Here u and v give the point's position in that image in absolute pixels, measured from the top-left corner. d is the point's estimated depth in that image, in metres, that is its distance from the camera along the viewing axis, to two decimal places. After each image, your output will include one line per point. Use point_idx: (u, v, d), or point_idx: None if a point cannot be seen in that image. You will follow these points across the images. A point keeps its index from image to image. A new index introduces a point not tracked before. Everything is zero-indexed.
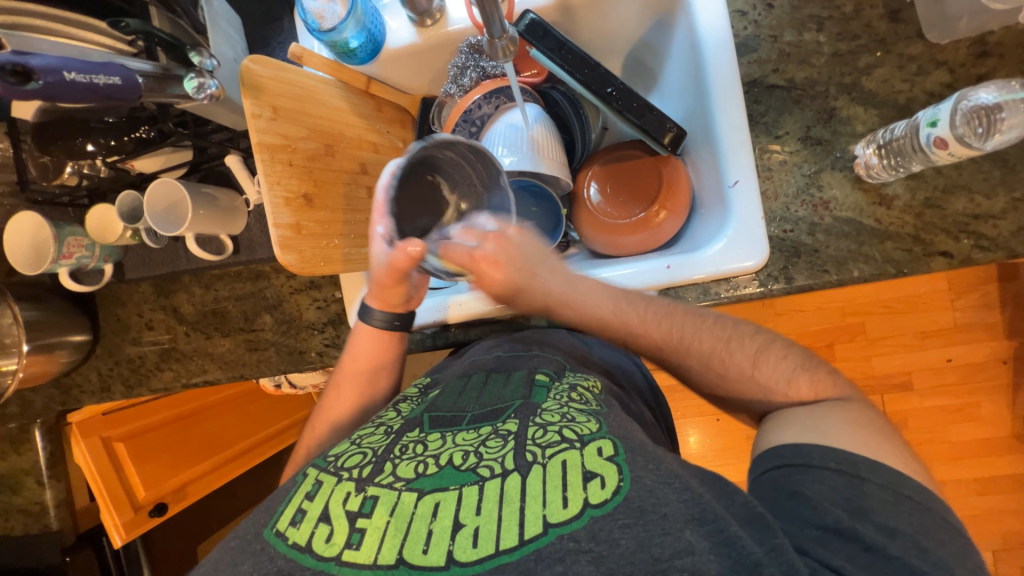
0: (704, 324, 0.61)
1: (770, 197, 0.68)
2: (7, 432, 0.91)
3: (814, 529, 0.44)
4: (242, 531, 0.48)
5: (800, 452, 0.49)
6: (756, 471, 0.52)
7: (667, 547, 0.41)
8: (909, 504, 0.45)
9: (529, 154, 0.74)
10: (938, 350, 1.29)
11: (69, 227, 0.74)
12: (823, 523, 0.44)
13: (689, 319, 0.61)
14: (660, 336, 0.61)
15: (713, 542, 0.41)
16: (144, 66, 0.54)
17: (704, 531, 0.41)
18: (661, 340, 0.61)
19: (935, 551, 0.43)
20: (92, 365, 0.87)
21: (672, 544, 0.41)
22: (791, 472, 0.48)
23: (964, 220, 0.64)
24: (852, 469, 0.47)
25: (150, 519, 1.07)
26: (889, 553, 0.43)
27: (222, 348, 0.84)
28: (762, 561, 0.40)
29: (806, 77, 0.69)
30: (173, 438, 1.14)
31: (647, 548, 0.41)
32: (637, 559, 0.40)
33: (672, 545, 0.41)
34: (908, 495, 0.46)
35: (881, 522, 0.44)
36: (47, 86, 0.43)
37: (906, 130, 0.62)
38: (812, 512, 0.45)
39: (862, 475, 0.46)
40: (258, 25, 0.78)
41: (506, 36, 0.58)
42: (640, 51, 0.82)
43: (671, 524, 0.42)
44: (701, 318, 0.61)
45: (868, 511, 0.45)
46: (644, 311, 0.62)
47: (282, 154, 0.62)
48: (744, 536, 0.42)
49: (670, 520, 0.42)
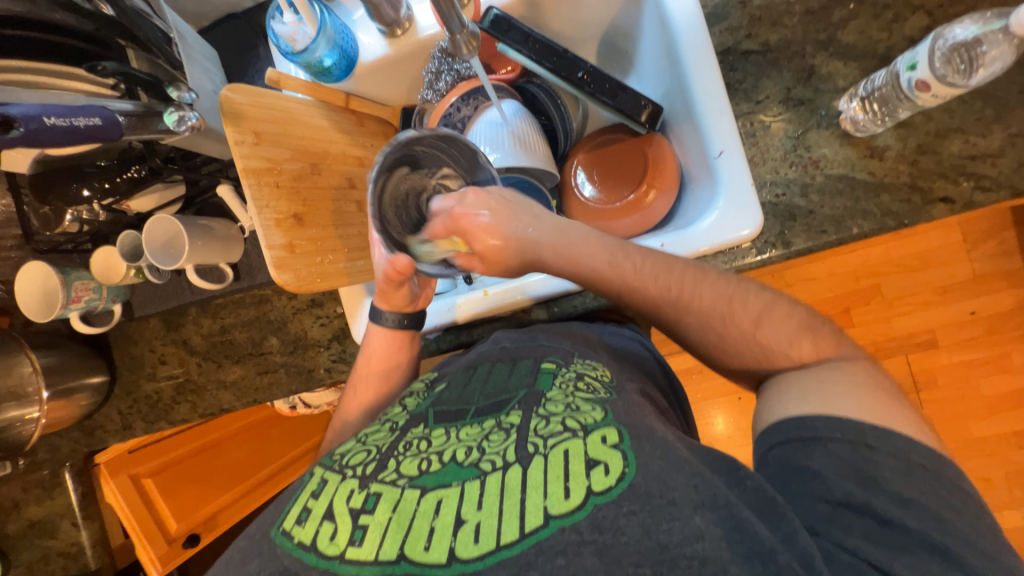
0: (709, 284, 0.58)
1: (757, 163, 0.67)
2: (39, 478, 0.93)
3: (826, 504, 0.44)
4: (250, 531, 0.49)
5: (805, 426, 0.47)
6: (762, 448, 0.50)
7: (675, 533, 0.40)
8: (925, 472, 0.44)
9: (512, 149, 0.74)
10: (959, 303, 1.25)
11: (75, 272, 0.76)
12: (834, 498, 0.44)
13: (690, 275, 0.58)
14: (658, 291, 0.58)
15: (724, 528, 0.40)
16: (126, 105, 0.56)
17: (715, 517, 0.41)
18: (663, 297, 0.58)
19: (959, 524, 0.42)
20: (112, 405, 0.89)
21: (681, 530, 0.40)
22: (798, 447, 0.47)
23: (962, 162, 0.62)
24: (859, 438, 0.45)
25: (185, 549, 1.11)
26: (908, 527, 0.41)
27: (234, 375, 0.85)
28: (775, 546, 0.40)
29: (780, 38, 0.68)
30: (198, 469, 1.15)
31: (653, 535, 0.40)
32: (644, 546, 0.39)
33: (681, 531, 0.40)
34: (925, 460, 0.44)
35: (898, 495, 0.43)
36: (29, 132, 0.45)
37: (886, 79, 0.61)
38: (823, 486, 0.45)
39: (871, 444, 0.45)
40: (235, 57, 0.80)
41: (465, 31, 0.59)
42: (612, 34, 0.81)
43: (680, 509, 0.41)
44: (701, 273, 0.58)
45: (880, 483, 0.43)
46: (656, 281, 0.58)
47: (267, 177, 0.63)
48: (755, 520, 0.41)
49: (678, 506, 0.41)
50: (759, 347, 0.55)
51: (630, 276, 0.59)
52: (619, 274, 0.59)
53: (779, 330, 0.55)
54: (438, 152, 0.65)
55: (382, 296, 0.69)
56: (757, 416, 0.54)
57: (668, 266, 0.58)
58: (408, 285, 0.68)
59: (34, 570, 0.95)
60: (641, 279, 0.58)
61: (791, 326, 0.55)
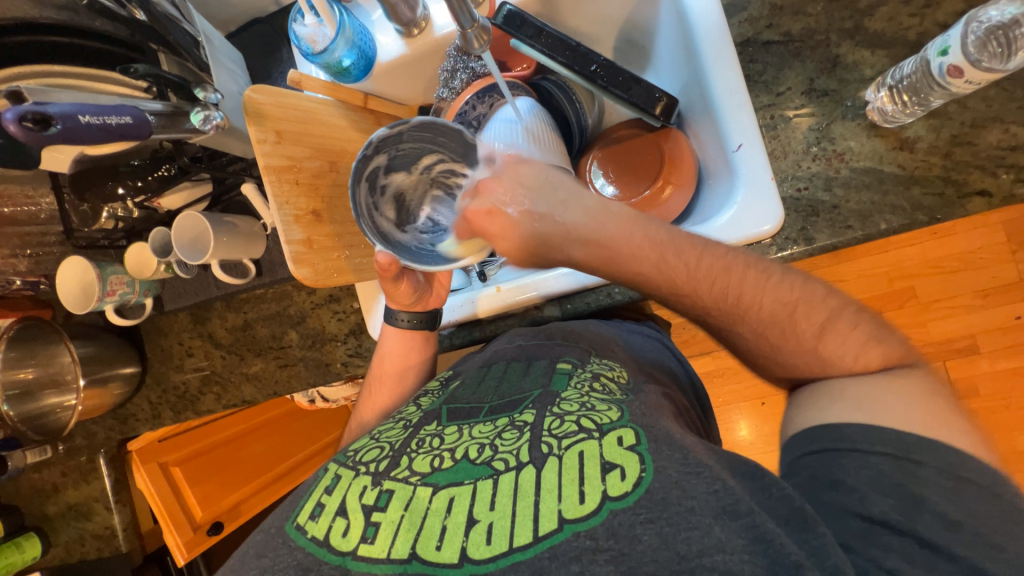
0: (766, 282, 0.52)
1: (778, 156, 0.65)
2: (76, 463, 0.98)
3: (860, 520, 0.41)
4: (267, 525, 0.50)
5: (840, 435, 0.46)
6: (793, 456, 0.49)
7: (694, 543, 0.39)
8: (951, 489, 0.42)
9: (525, 144, 0.73)
10: (1003, 307, 1.18)
11: (110, 266, 0.79)
12: (870, 514, 0.41)
13: (748, 273, 0.52)
14: (711, 295, 0.53)
15: (747, 539, 0.39)
16: (156, 106, 0.59)
17: (737, 528, 0.39)
18: (714, 293, 0.53)
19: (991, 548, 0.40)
20: (143, 395, 0.93)
21: (700, 540, 0.39)
22: (831, 458, 0.46)
23: (1000, 153, 0.59)
24: (902, 452, 0.43)
25: (209, 537, 1.14)
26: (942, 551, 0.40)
27: (255, 367, 0.88)
28: (803, 562, 0.37)
29: (803, 28, 0.65)
30: (223, 459, 1.19)
31: (671, 544, 0.39)
32: (661, 556, 0.39)
33: (700, 541, 0.39)
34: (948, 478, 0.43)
35: (925, 509, 0.41)
36: (66, 129, 0.48)
37: (915, 67, 0.59)
38: (856, 501, 0.43)
39: (877, 459, 0.44)
40: (261, 60, 0.83)
41: (476, 25, 0.59)
42: (629, 30, 0.80)
43: (700, 518, 0.40)
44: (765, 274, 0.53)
45: (901, 497, 0.42)
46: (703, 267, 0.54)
47: (287, 174, 0.65)
48: (782, 535, 0.39)
49: (698, 514, 0.40)
50: (791, 339, 0.52)
51: (698, 262, 0.53)
52: (667, 276, 0.54)
53: (832, 333, 0.50)
54: (426, 143, 0.62)
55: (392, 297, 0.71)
56: (788, 424, 0.52)
57: (726, 262, 0.53)
58: (407, 281, 0.69)
59: (70, 551, 1.00)
60: (692, 283, 0.53)
61: (849, 330, 0.51)
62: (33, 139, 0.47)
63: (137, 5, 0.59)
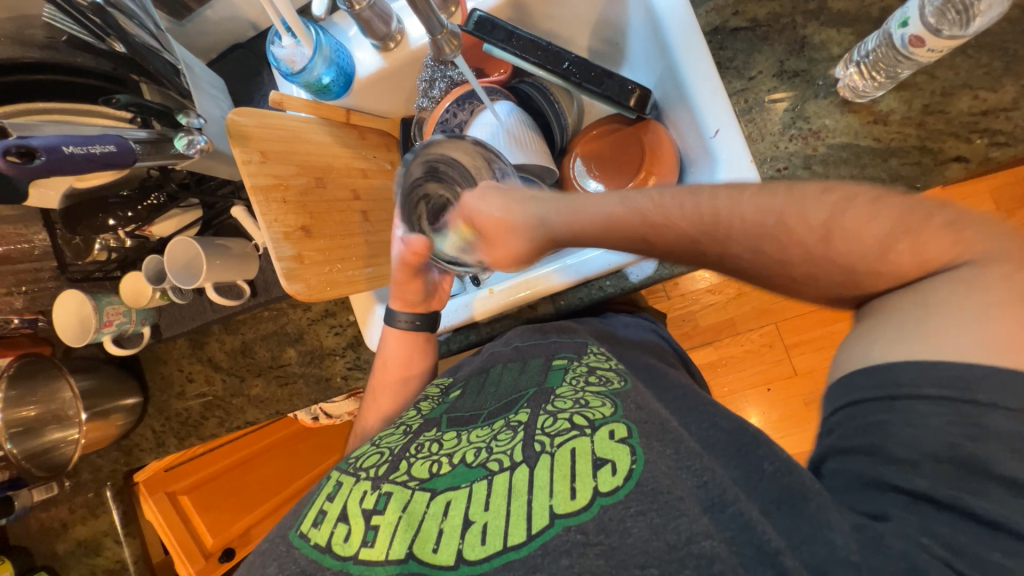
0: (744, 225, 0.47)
1: (756, 139, 0.66)
2: (83, 500, 0.98)
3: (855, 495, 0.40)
4: (270, 536, 0.49)
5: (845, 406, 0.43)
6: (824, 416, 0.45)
7: (682, 532, 0.39)
8: None
9: (508, 148, 0.75)
10: None
11: (106, 298, 0.80)
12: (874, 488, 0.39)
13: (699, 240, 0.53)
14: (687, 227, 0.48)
15: (731, 531, 0.38)
16: (140, 134, 0.60)
17: (723, 519, 0.39)
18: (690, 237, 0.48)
19: None
20: (146, 425, 0.93)
21: (687, 528, 0.39)
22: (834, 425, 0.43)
23: (973, 119, 0.60)
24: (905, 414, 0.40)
25: (221, 563, 1.15)
26: None
27: (256, 389, 0.88)
28: (783, 548, 0.37)
29: (768, 13, 0.67)
30: (230, 486, 1.18)
31: (661, 535, 0.39)
32: (652, 547, 0.39)
33: (688, 529, 0.39)
34: None
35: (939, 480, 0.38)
36: (49, 161, 0.49)
37: (879, 42, 0.60)
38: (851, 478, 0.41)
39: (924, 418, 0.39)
40: (244, 84, 0.84)
41: (446, 31, 0.61)
42: (601, 29, 0.81)
43: (688, 506, 0.40)
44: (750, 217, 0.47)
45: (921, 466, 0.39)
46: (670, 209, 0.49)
47: (275, 193, 0.66)
48: (763, 521, 0.39)
49: (685, 503, 0.40)
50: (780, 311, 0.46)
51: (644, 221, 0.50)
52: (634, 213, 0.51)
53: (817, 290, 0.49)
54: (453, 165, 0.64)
55: (397, 294, 0.72)
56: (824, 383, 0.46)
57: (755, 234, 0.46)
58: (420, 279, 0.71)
59: None
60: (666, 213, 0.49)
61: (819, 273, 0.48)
62: (19, 172, 0.47)
63: (115, 38, 0.59)
